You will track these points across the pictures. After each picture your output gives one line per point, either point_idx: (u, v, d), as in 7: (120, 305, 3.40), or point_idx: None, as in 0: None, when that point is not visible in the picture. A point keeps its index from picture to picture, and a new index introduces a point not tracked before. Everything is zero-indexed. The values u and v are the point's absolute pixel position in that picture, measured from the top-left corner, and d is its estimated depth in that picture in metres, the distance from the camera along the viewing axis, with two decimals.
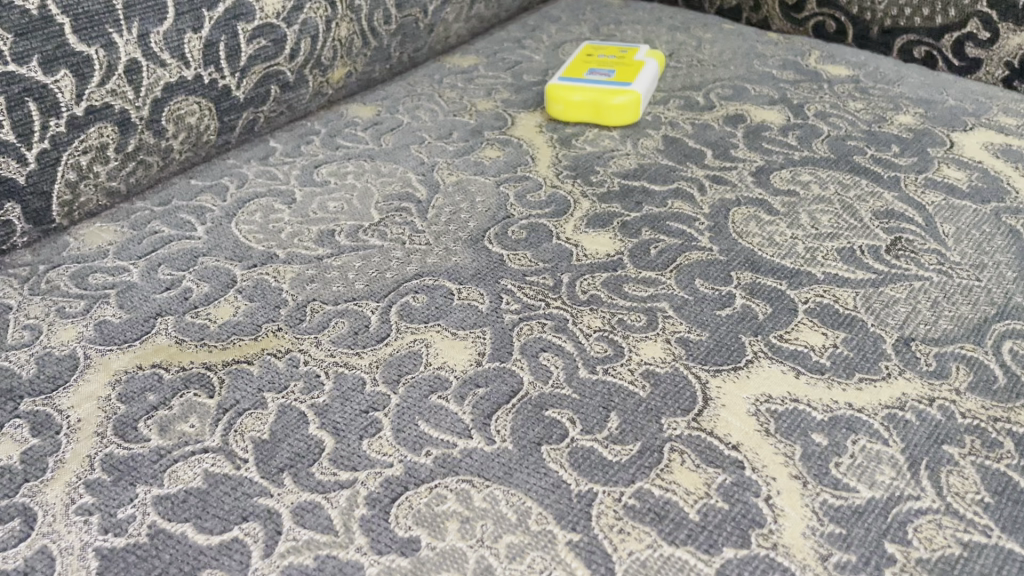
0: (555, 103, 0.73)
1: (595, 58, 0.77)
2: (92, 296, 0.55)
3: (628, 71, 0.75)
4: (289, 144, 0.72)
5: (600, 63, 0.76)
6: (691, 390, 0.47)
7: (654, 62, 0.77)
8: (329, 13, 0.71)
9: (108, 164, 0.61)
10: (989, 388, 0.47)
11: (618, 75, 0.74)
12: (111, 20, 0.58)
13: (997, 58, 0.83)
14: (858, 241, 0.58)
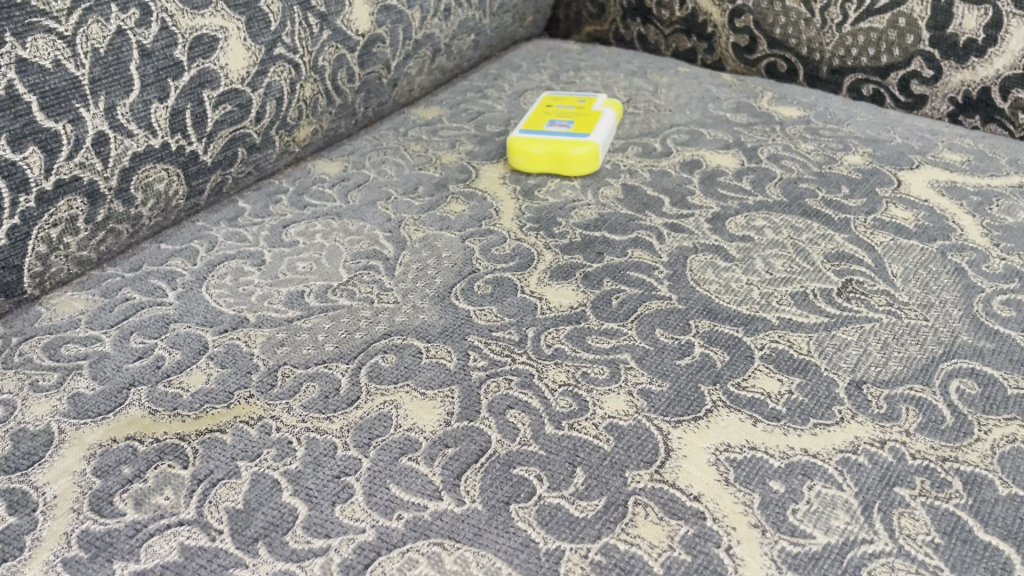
0: (517, 155, 0.75)
1: (553, 110, 0.79)
2: (65, 368, 0.56)
3: (586, 121, 0.77)
4: (258, 203, 0.74)
5: (559, 115, 0.78)
6: (653, 441, 0.48)
7: (611, 110, 0.80)
8: (293, 75, 0.73)
9: (78, 235, 0.62)
10: (938, 429, 0.49)
11: (577, 126, 0.76)
12: (77, 95, 0.59)
13: (941, 94, 0.86)
14: (811, 286, 0.60)
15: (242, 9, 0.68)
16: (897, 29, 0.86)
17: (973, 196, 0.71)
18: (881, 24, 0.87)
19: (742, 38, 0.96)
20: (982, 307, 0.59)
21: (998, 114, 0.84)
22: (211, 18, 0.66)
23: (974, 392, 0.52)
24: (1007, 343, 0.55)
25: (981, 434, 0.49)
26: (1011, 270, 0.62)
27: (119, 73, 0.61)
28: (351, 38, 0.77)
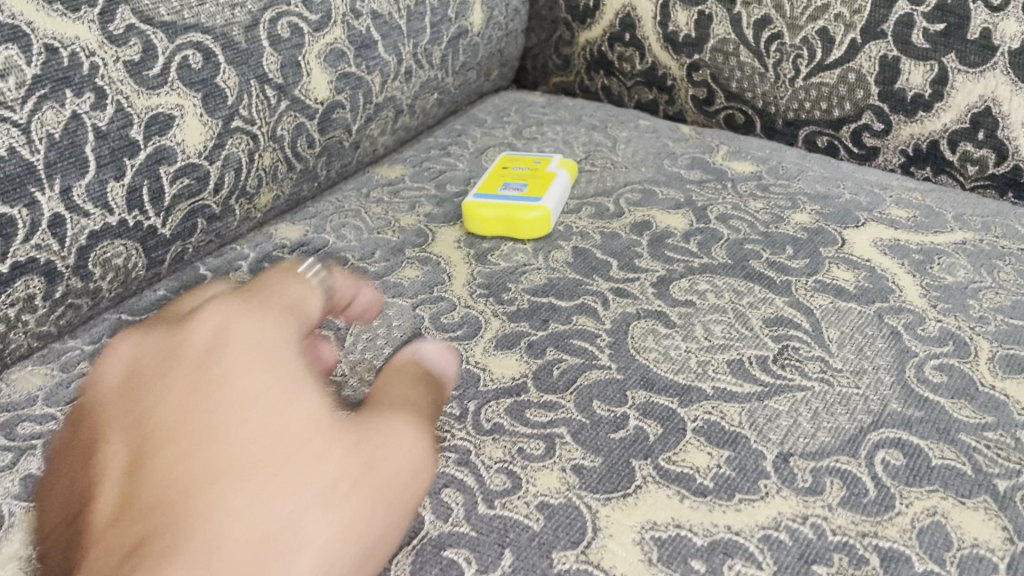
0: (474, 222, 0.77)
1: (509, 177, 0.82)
2: (20, 448, 0.58)
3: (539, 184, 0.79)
4: (218, 270, 0.76)
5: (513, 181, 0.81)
6: (581, 520, 0.50)
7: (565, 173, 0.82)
8: (251, 146, 0.75)
9: (36, 312, 0.64)
10: (860, 502, 0.50)
11: (529, 188, 0.78)
12: (33, 180, 0.60)
13: (892, 146, 0.88)
14: (748, 352, 0.62)
15: (199, 86, 0.70)
16: (847, 84, 0.88)
17: (915, 255, 0.72)
18: (831, 80, 0.89)
19: (700, 90, 0.98)
20: (914, 373, 0.60)
21: (948, 166, 0.86)
22: (167, 97, 0.68)
23: (899, 463, 0.53)
24: (935, 410, 0.57)
25: (902, 507, 0.50)
26: (945, 333, 0.64)
27: (74, 156, 0.63)
28: (309, 107, 0.80)
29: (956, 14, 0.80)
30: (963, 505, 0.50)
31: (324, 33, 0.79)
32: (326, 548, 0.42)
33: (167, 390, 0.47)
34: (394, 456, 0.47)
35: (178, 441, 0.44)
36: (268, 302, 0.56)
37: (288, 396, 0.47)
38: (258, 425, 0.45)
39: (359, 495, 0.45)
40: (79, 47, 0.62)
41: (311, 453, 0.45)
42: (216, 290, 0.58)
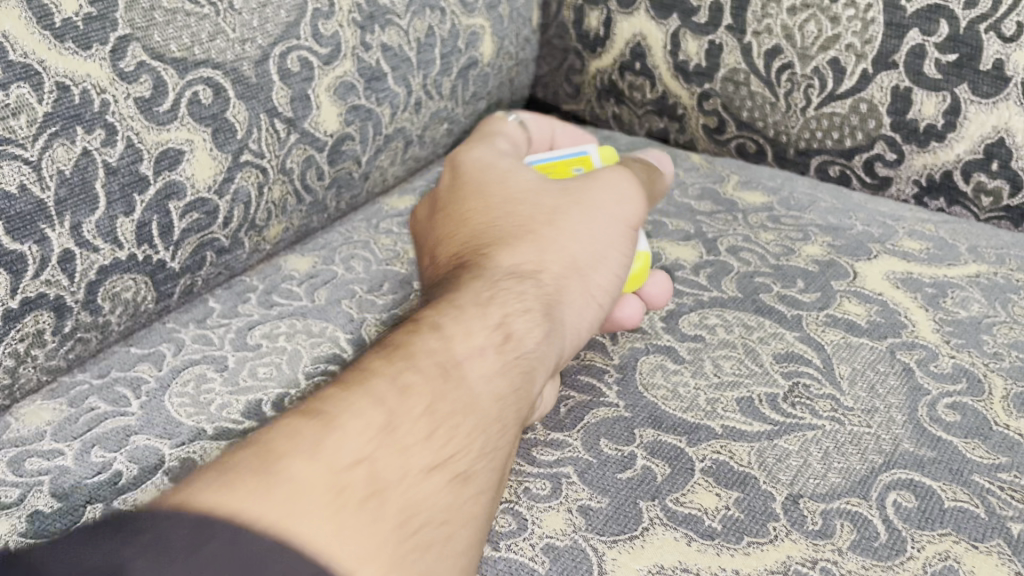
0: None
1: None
2: (26, 484, 0.58)
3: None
4: (227, 302, 0.76)
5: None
6: (587, 565, 0.49)
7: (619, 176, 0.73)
8: (261, 178, 0.76)
9: (46, 346, 0.64)
10: (871, 546, 0.50)
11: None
12: (43, 217, 0.61)
13: (905, 176, 0.88)
14: (757, 390, 0.61)
15: (209, 121, 0.70)
16: (859, 114, 0.87)
17: (928, 288, 0.72)
18: (842, 109, 0.88)
19: (711, 119, 0.98)
20: (926, 411, 0.59)
21: (962, 197, 0.85)
22: (178, 132, 0.68)
23: (911, 505, 0.52)
24: (948, 451, 0.56)
25: (913, 551, 0.49)
26: (958, 370, 0.63)
27: (84, 193, 0.63)
28: (319, 139, 0.80)
29: (968, 45, 0.79)
30: (976, 549, 0.49)
31: (334, 66, 0.80)
32: (417, 472, 0.45)
33: (411, 365, 0.50)
34: (502, 419, 0.50)
35: (408, 395, 0.48)
36: (549, 253, 0.60)
37: (456, 384, 0.50)
38: (456, 378, 0.50)
39: (465, 432, 0.48)
40: (91, 85, 0.62)
41: (417, 425, 0.47)
42: (475, 203, 0.65)
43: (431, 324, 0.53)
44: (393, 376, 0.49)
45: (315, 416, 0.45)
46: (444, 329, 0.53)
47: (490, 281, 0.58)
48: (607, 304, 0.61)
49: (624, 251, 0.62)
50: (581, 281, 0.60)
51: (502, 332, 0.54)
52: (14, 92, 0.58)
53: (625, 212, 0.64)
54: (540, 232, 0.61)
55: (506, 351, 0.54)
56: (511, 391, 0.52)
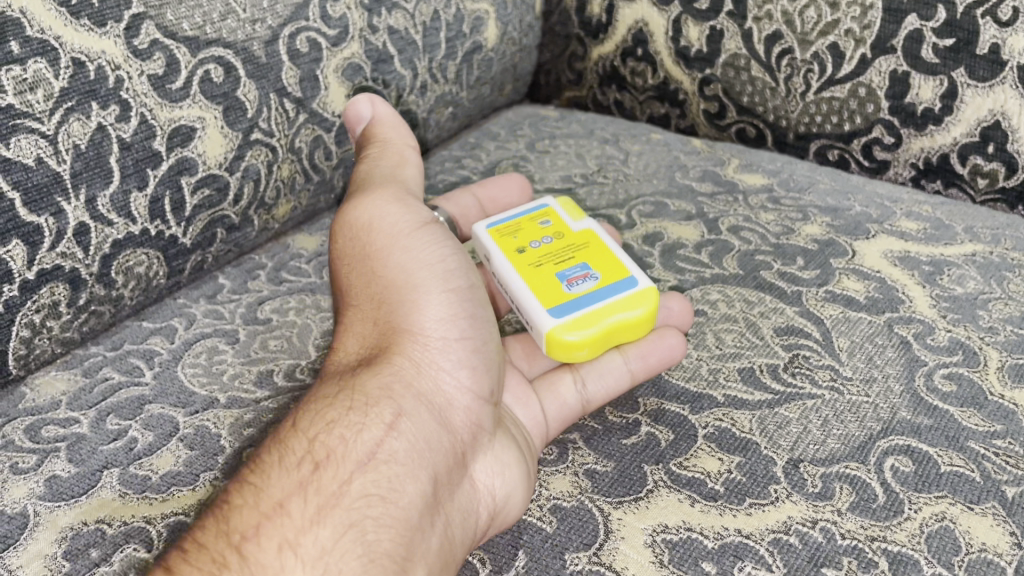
0: (581, 343, 0.59)
1: (563, 262, 0.66)
2: (43, 450, 0.59)
3: (603, 259, 0.66)
4: (237, 279, 0.77)
5: (569, 262, 0.66)
6: (594, 523, 0.50)
7: (590, 219, 0.72)
8: (270, 157, 0.77)
9: (61, 318, 0.65)
10: (870, 507, 0.51)
11: (606, 271, 0.65)
12: (59, 190, 0.62)
13: (902, 160, 0.89)
14: (758, 361, 0.62)
15: (220, 99, 0.71)
16: (858, 98, 0.89)
17: (925, 266, 0.73)
18: (841, 94, 0.90)
19: (712, 105, 1.00)
20: (923, 381, 0.60)
21: (959, 180, 0.86)
22: (189, 110, 0.70)
23: (908, 469, 0.53)
24: (944, 419, 0.57)
25: (911, 512, 0.51)
26: (954, 343, 0.64)
27: (99, 167, 0.64)
28: (327, 120, 0.81)
29: (965, 29, 0.80)
30: (971, 510, 0.51)
31: (342, 48, 0.81)
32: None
33: (241, 516, 0.46)
34: (391, 517, 0.48)
35: (247, 545, 0.45)
36: (397, 354, 0.55)
37: (330, 505, 0.47)
38: (325, 491, 0.47)
39: (340, 546, 0.46)
40: (105, 61, 0.64)
41: (273, 567, 0.45)
42: (351, 297, 0.59)
43: (262, 465, 0.49)
44: (226, 539, 0.46)
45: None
46: (305, 431, 0.51)
47: (314, 410, 0.52)
48: (484, 361, 0.56)
49: (461, 307, 0.57)
50: (430, 361, 0.54)
51: (361, 428, 0.50)
52: (31, 67, 0.59)
53: (434, 254, 0.58)
54: (383, 307, 0.57)
55: (361, 458, 0.49)
56: (393, 484, 0.49)
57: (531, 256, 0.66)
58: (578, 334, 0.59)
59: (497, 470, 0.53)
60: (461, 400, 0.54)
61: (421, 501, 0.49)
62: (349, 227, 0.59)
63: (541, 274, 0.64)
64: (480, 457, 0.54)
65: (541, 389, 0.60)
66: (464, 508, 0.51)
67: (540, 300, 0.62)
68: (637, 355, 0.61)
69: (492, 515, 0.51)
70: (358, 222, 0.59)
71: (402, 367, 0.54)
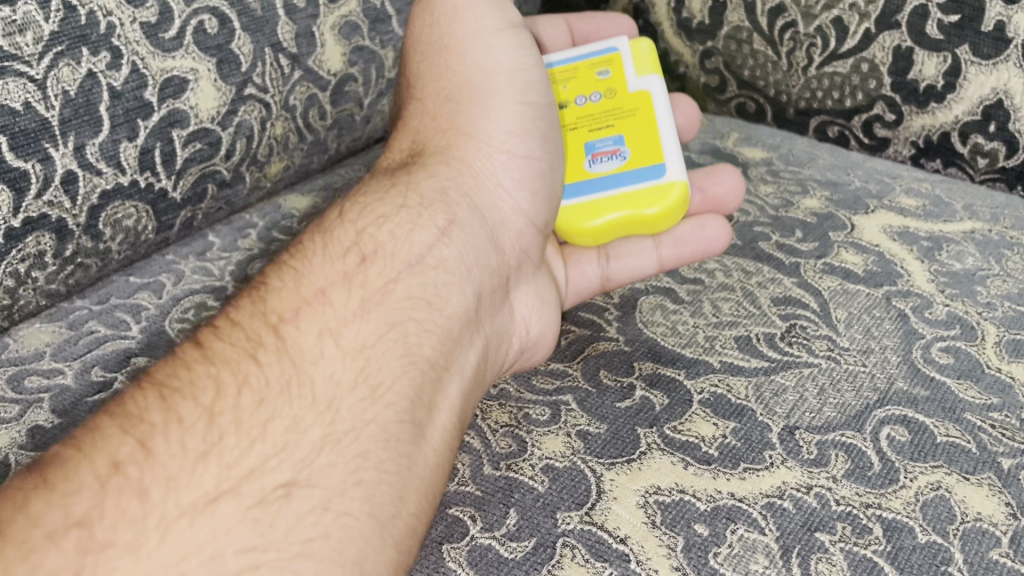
0: (587, 231, 0.71)
1: (598, 129, 0.74)
2: (26, 401, 0.58)
3: (641, 133, 0.74)
4: (227, 238, 0.75)
5: (603, 137, 0.74)
6: (586, 483, 0.50)
7: (653, 76, 0.74)
8: (263, 114, 0.75)
9: (46, 270, 0.65)
10: (865, 475, 0.50)
11: (637, 156, 0.73)
12: (47, 136, 0.61)
13: (903, 138, 0.88)
14: (755, 329, 0.62)
15: (214, 51, 0.70)
16: (860, 74, 0.88)
17: (924, 241, 0.72)
18: (844, 69, 0.89)
19: (713, 78, 0.99)
20: (921, 353, 0.60)
21: (958, 158, 0.86)
22: (183, 60, 0.68)
23: (904, 439, 0.53)
24: (941, 390, 0.57)
25: (906, 480, 0.50)
26: (952, 317, 0.64)
27: (89, 115, 0.63)
28: (322, 78, 0.80)
29: (970, 5, 0.79)
30: (967, 480, 0.50)
31: (338, 5, 0.79)
32: (344, 393, 0.47)
33: (280, 300, 0.50)
34: (430, 328, 0.53)
35: (285, 326, 0.49)
36: (459, 154, 0.63)
37: (375, 301, 0.52)
38: (364, 293, 0.52)
39: (367, 356, 0.49)
40: (98, 7, 0.63)
41: (314, 351, 0.48)
42: (417, 91, 0.67)
43: (304, 259, 0.54)
44: (264, 323, 0.49)
45: (183, 363, 0.47)
46: (354, 229, 0.56)
47: (363, 205, 0.58)
48: (545, 187, 0.66)
49: (531, 122, 0.65)
50: (491, 172, 0.64)
51: (401, 246, 0.55)
52: (20, 9, 0.59)
53: (509, 58, 0.65)
54: (461, 108, 0.64)
55: (408, 261, 0.55)
56: (438, 293, 0.55)
57: (571, 115, 0.75)
58: (585, 222, 0.71)
59: (533, 308, 0.64)
60: (515, 222, 0.64)
61: (464, 312, 0.57)
62: (434, 20, 0.67)
63: (578, 143, 0.74)
64: (523, 286, 0.65)
65: (569, 255, 0.72)
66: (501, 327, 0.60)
67: (568, 176, 0.73)
68: (668, 245, 0.69)
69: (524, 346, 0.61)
70: (438, 17, 0.67)
71: (448, 196, 0.60)
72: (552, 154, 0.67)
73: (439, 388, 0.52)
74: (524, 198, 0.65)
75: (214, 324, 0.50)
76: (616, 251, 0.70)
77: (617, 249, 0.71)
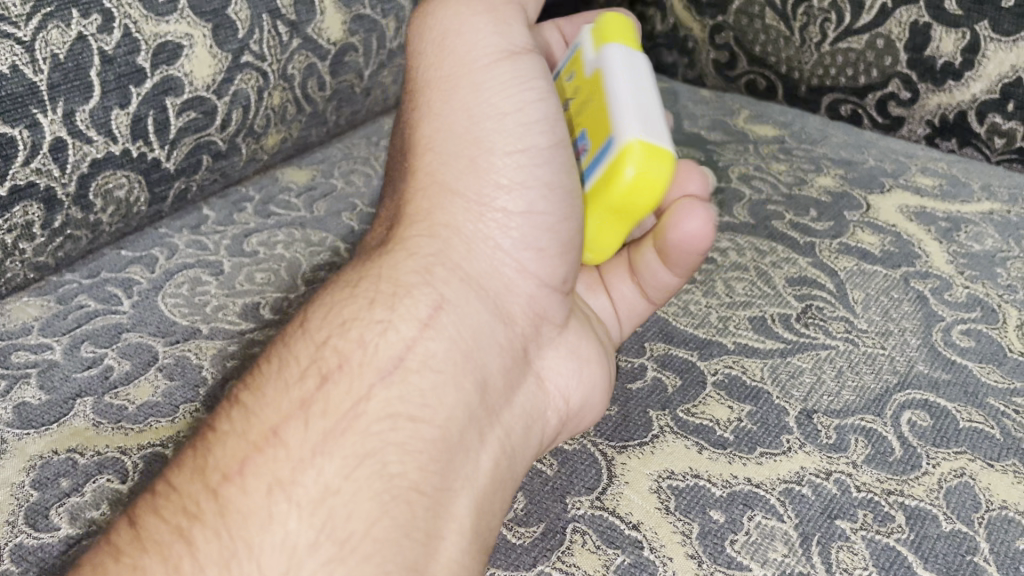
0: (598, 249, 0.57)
1: None
2: (12, 376, 0.55)
3: None
4: (223, 211, 0.73)
5: (578, 129, 0.53)
6: (597, 467, 0.48)
7: None
8: (261, 83, 0.73)
9: (34, 241, 0.62)
10: (886, 460, 0.48)
11: (594, 134, 0.51)
12: (35, 101, 0.59)
13: (918, 116, 0.86)
14: (770, 310, 0.60)
15: (210, 16, 0.68)
16: (875, 50, 0.86)
17: (941, 222, 0.70)
18: (858, 45, 0.86)
19: (722, 54, 0.97)
20: (941, 336, 0.58)
21: (974, 138, 0.83)
22: (176, 25, 0.67)
23: (925, 424, 0.51)
24: (962, 373, 0.54)
25: (929, 467, 0.48)
26: (972, 299, 0.61)
27: (79, 79, 0.61)
28: (322, 47, 0.77)
29: None
30: (992, 467, 0.48)
31: None
32: (303, 553, 0.37)
33: (221, 452, 0.39)
34: (415, 449, 0.41)
35: (226, 486, 0.38)
36: (444, 228, 0.48)
37: (341, 430, 0.40)
38: (329, 422, 0.41)
39: (329, 508, 0.38)
40: None
41: (262, 513, 0.37)
42: (400, 135, 0.52)
43: (257, 385, 0.42)
44: (202, 480, 0.38)
45: (102, 555, 0.36)
46: (315, 337, 0.44)
47: (329, 306, 0.46)
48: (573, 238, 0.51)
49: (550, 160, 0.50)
50: (489, 245, 0.48)
51: (372, 356, 0.43)
52: None
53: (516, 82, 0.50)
54: (459, 158, 0.49)
55: (382, 371, 0.43)
56: (424, 400, 0.43)
57: None
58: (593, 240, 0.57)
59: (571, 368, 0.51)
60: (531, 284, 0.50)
61: (471, 410, 0.44)
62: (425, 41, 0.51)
63: None
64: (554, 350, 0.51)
65: (607, 279, 0.59)
66: (523, 412, 0.48)
67: None
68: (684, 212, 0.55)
69: (565, 421, 0.50)
70: (426, 44, 0.51)
71: (436, 275, 0.46)
72: (563, 203, 0.50)
73: (442, 508, 0.41)
74: (532, 260, 0.49)
75: (145, 492, 0.39)
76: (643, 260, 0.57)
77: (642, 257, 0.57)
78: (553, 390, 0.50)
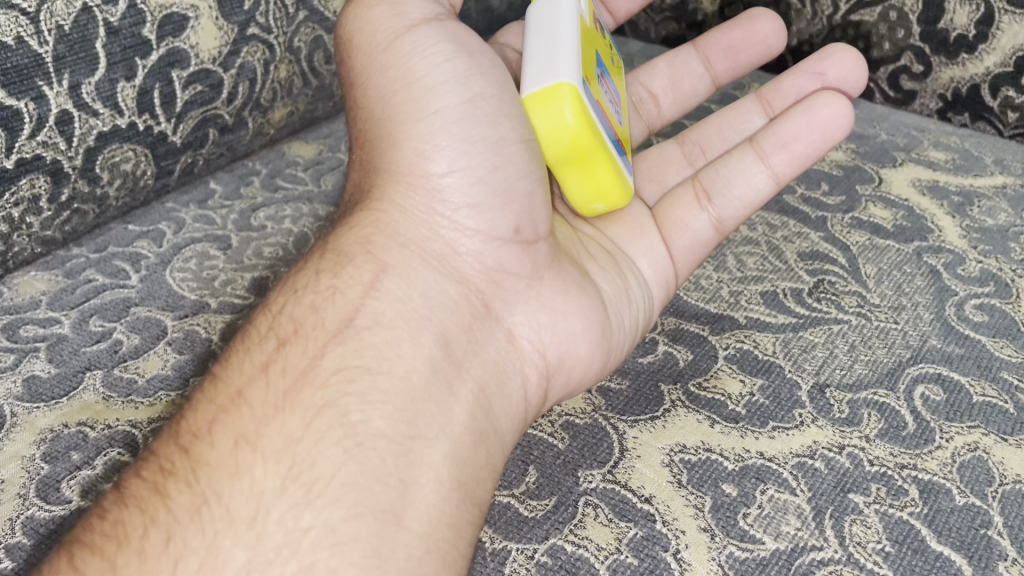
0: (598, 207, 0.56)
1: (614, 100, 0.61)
2: (21, 350, 0.55)
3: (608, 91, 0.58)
4: (230, 185, 0.72)
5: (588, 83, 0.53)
6: (609, 441, 0.48)
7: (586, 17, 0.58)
8: (267, 56, 0.72)
9: (41, 215, 0.62)
10: (899, 434, 0.48)
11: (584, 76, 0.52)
12: (40, 73, 0.59)
13: (930, 90, 0.85)
14: (781, 285, 0.59)
15: None
16: (888, 23, 0.85)
17: (954, 196, 0.69)
18: (871, 18, 0.85)
19: None
20: (954, 311, 0.57)
21: (988, 112, 0.82)
22: None
23: (939, 398, 0.50)
24: (976, 348, 0.54)
25: (942, 441, 0.48)
26: (985, 273, 0.61)
27: (84, 51, 0.61)
28: (329, 20, 0.76)
29: None
30: (1005, 442, 0.48)
31: None
32: (270, 498, 0.38)
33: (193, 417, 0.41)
34: (376, 399, 0.42)
35: (197, 445, 0.40)
36: (383, 205, 0.49)
37: (299, 387, 0.41)
38: (283, 381, 0.42)
39: (290, 460, 0.39)
40: None
41: (228, 466, 0.39)
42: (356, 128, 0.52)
43: (227, 357, 0.44)
44: (177, 441, 0.41)
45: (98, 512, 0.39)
46: (276, 310, 0.46)
47: (293, 278, 0.48)
48: (528, 201, 0.50)
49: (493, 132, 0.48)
50: (424, 212, 0.48)
51: (322, 322, 0.44)
52: None
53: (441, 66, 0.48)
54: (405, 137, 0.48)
55: (335, 331, 0.44)
56: (380, 353, 0.43)
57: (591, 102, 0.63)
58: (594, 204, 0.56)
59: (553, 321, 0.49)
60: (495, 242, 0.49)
61: (431, 364, 0.44)
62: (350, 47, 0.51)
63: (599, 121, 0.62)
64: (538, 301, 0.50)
65: (666, 215, 0.59)
66: (496, 366, 0.47)
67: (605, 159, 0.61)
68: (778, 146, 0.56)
69: (549, 377, 0.49)
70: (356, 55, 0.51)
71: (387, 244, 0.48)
72: (486, 158, 0.48)
73: (413, 457, 0.41)
74: (470, 219, 0.49)
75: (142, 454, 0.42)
76: (715, 181, 0.57)
77: (715, 179, 0.57)
78: (528, 345, 0.49)
